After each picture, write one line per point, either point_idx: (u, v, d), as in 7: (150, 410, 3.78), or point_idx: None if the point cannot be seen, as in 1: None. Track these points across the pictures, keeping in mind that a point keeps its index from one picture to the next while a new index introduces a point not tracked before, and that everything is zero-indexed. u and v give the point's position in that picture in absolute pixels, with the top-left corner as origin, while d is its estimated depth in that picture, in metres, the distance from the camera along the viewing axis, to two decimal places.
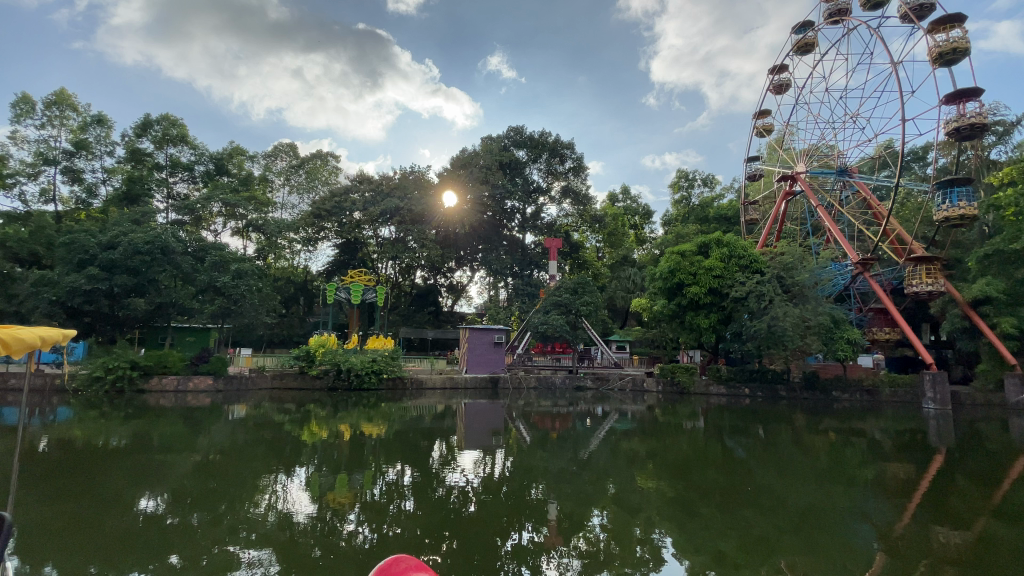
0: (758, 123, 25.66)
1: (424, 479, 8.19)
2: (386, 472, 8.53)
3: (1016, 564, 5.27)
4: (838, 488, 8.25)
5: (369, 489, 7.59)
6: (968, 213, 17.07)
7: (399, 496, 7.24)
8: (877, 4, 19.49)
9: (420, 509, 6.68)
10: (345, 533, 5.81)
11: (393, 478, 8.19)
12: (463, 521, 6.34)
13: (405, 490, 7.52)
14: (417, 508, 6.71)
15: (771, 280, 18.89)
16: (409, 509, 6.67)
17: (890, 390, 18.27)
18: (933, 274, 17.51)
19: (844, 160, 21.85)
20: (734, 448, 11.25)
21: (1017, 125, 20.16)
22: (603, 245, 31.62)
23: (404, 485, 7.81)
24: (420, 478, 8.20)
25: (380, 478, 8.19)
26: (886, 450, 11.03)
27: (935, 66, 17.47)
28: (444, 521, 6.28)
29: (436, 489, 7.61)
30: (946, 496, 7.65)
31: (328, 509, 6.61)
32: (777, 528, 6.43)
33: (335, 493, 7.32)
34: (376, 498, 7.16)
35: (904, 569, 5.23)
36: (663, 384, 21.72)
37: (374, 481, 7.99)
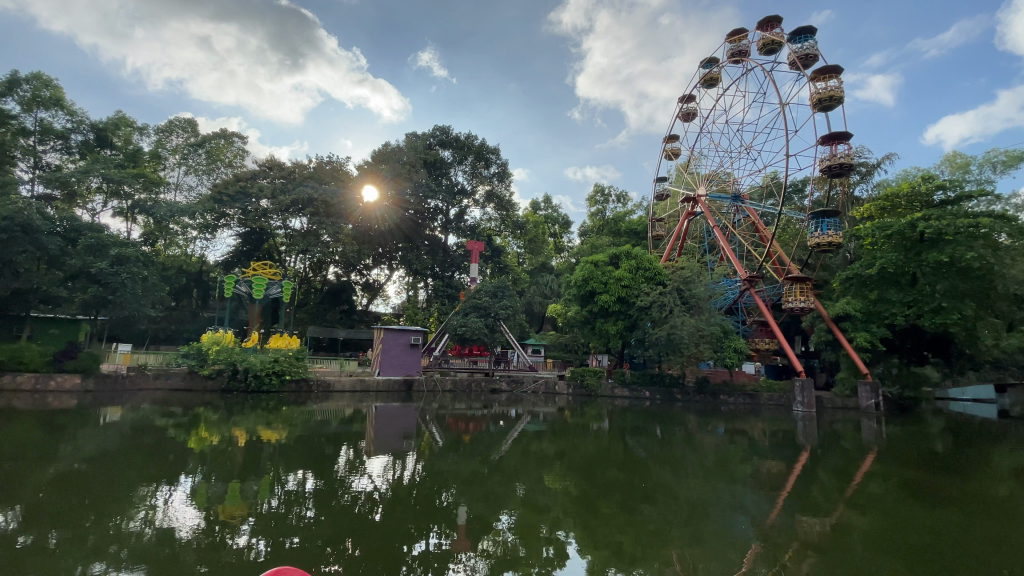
0: (666, 146, 27.68)
1: (328, 486, 7.76)
2: (285, 480, 7.97)
3: (863, 547, 6.09)
4: (723, 483, 9.07)
5: (265, 498, 7.04)
6: (834, 240, 19.65)
7: (300, 504, 6.80)
8: (771, 49, 21.89)
9: (322, 518, 6.32)
10: (237, 545, 5.34)
11: (293, 486, 7.66)
12: (369, 528, 6.10)
13: (306, 498, 7.07)
14: (319, 517, 6.34)
15: (673, 291, 20.35)
16: (310, 518, 6.29)
17: (768, 394, 20.39)
18: (805, 292, 19.90)
19: (738, 187, 24.21)
20: (635, 448, 11.94)
21: (875, 168, 23.64)
22: (523, 251, 32.23)
23: (305, 493, 7.34)
24: (324, 485, 7.76)
25: (278, 487, 7.62)
26: (763, 448, 12.33)
27: (815, 110, 19.95)
28: (349, 529, 6.01)
29: (341, 496, 7.25)
30: (810, 489, 8.70)
31: (217, 521, 6.03)
32: (670, 522, 6.89)
33: (226, 503, 6.71)
34: (273, 507, 6.67)
35: (775, 555, 5.86)
36: (574, 387, 22.52)
37: (271, 490, 7.42)
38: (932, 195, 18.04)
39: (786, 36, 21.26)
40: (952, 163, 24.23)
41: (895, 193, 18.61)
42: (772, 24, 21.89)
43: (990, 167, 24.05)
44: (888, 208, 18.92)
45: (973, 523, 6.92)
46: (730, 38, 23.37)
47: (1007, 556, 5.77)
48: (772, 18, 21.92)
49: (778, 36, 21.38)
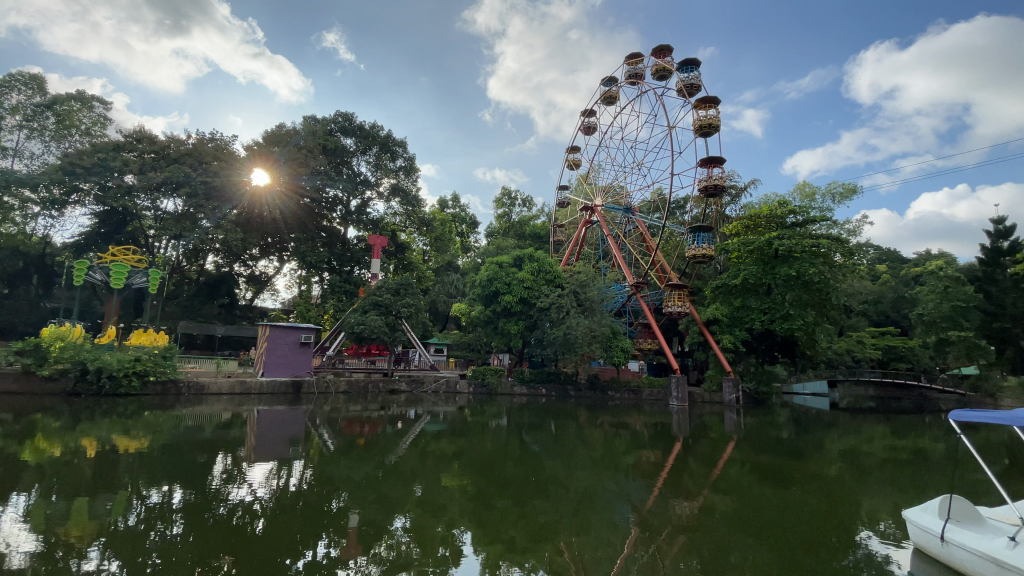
0: (569, 156, 29.04)
1: (200, 499, 7.03)
2: (147, 495, 7.08)
3: (721, 525, 6.96)
4: (608, 474, 9.79)
5: (122, 515, 6.20)
6: (707, 253, 22.06)
7: (165, 520, 6.11)
8: (663, 75, 23.97)
9: (193, 534, 5.74)
10: (83, 572, 4.66)
11: (157, 500, 6.84)
12: (248, 542, 5.65)
13: (173, 514, 6.35)
14: (188, 534, 5.72)
15: (570, 294, 21.40)
16: (178, 535, 5.68)
17: (649, 389, 22.33)
18: (683, 298, 22.08)
19: (629, 200, 26.14)
20: (530, 444, 12.41)
21: (743, 192, 26.97)
22: (429, 248, 31.76)
23: (172, 507, 6.60)
24: (194, 498, 7.01)
25: (137, 502, 6.75)
26: (644, 439, 13.51)
27: (697, 134, 22.23)
28: (224, 545, 5.51)
29: (215, 509, 6.62)
30: (682, 476, 9.72)
31: (58, 544, 5.21)
32: (559, 514, 7.28)
33: (70, 524, 5.81)
34: (130, 526, 5.90)
35: (651, 538, 6.46)
36: (474, 386, 22.71)
37: (129, 506, 6.55)
38: (785, 218, 21.03)
39: (675, 65, 23.42)
40: (802, 191, 28.40)
41: (757, 214, 21.48)
42: (664, 53, 23.98)
43: (830, 197, 28.57)
44: (751, 227, 21.76)
45: (806, 499, 8.24)
46: (628, 60, 25.16)
47: (831, 526, 6.94)
48: (664, 47, 24.01)
49: (669, 64, 23.47)
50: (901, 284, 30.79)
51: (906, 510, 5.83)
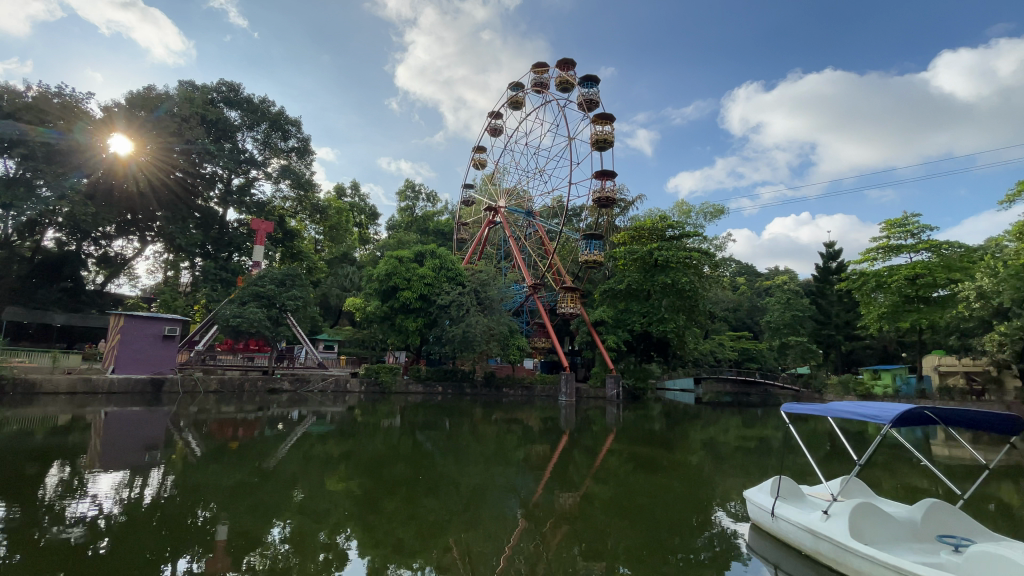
0: (475, 156, 29.17)
1: (26, 517, 5.97)
2: None
3: (600, 513, 7.50)
4: (499, 469, 10.05)
5: None
6: (597, 259, 23.49)
7: None
8: (566, 88, 25.09)
9: (17, 559, 4.87)
10: None
11: None
12: (91, 564, 4.92)
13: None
14: (8, 560, 4.84)
15: (470, 292, 21.48)
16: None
17: (541, 386, 23.23)
18: (575, 300, 23.25)
19: (530, 204, 26.88)
20: (423, 442, 12.30)
21: (632, 205, 29.21)
22: (322, 238, 29.99)
23: None
24: (18, 516, 5.95)
25: None
26: (534, 434, 14.07)
27: (595, 147, 23.59)
28: (60, 569, 4.76)
29: (48, 528, 5.68)
30: (568, 468, 10.30)
31: None
32: (449, 512, 7.32)
33: None
34: None
35: (536, 529, 6.77)
36: (365, 384, 21.83)
37: None
38: (665, 231, 23.17)
39: (577, 79, 24.63)
40: (680, 208, 31.43)
41: (643, 227, 23.48)
42: (568, 66, 25.11)
43: (703, 216, 31.98)
44: (637, 237, 23.69)
45: (673, 485, 9.17)
46: (534, 69, 25.94)
47: (692, 508, 7.80)
48: (568, 61, 25.13)
49: (571, 78, 24.61)
50: (756, 295, 35.41)
51: (748, 490, 6.74)
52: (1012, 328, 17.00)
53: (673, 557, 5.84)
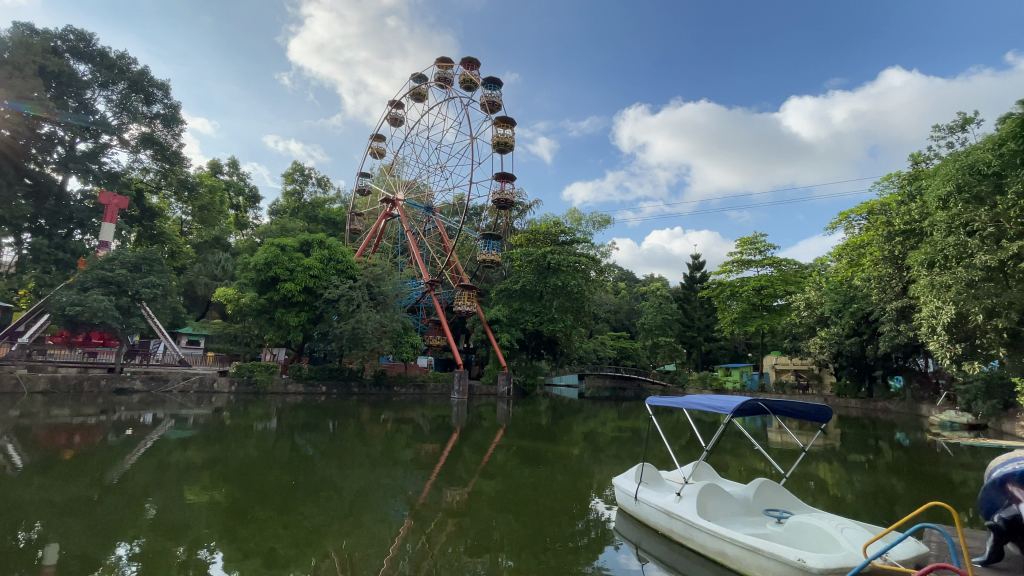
0: (372, 144, 27.97)
1: None
2: None
3: (484, 507, 7.65)
4: (384, 469, 9.78)
5: None
6: (494, 259, 23.80)
7: None
8: (469, 87, 25.14)
9: None
10: None
11: None
12: None
13: None
14: None
15: (362, 286, 20.53)
16: None
17: (433, 384, 22.98)
18: (472, 299, 23.30)
19: (431, 199, 26.40)
20: (302, 446, 11.52)
21: (528, 209, 30.15)
22: (191, 219, 26.77)
23: None
24: None
25: None
26: (424, 433, 13.88)
27: (495, 149, 23.93)
28: None
29: None
30: (456, 465, 10.34)
31: None
32: (330, 517, 6.98)
33: None
34: None
35: (421, 528, 6.70)
36: (237, 384, 19.85)
37: None
38: (558, 236, 24.30)
39: (481, 80, 24.80)
40: (572, 215, 33.12)
41: (538, 231, 24.42)
42: (472, 65, 25.16)
43: (592, 224, 34.01)
44: (533, 240, 24.55)
45: (556, 476, 9.63)
46: (438, 63, 25.59)
47: (571, 497, 8.29)
48: (472, 60, 25.17)
49: (475, 77, 24.73)
50: (633, 299, 38.58)
51: (617, 478, 7.32)
52: (829, 333, 20.47)
53: (552, 544, 6.17)
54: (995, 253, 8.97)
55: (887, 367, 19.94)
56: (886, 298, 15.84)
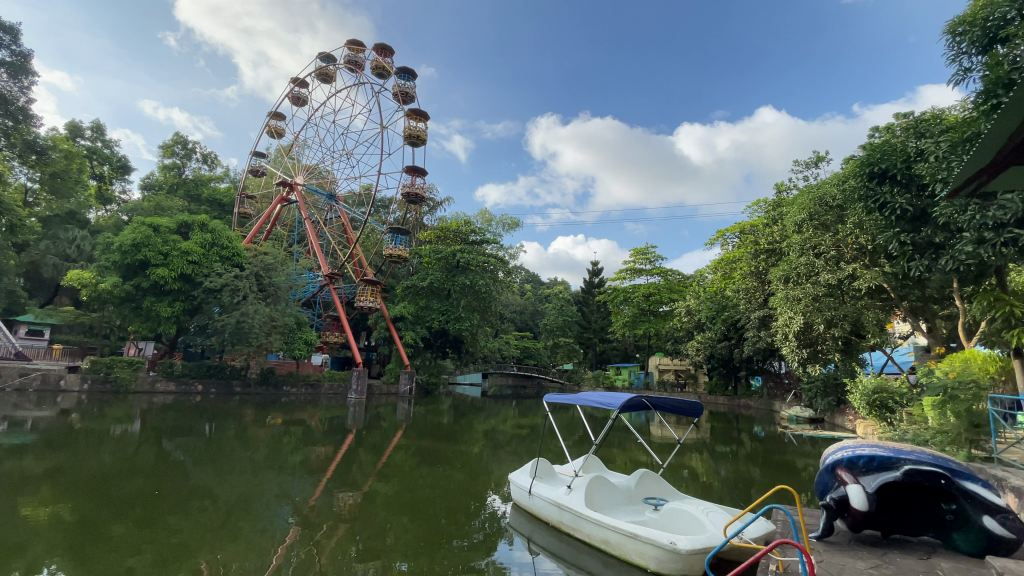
0: (270, 122, 25.85)
1: None
2: None
3: (379, 510, 7.41)
4: (269, 475, 9.08)
5: None
6: (401, 254, 23.17)
7: None
8: (381, 74, 24.23)
9: None
10: None
11: None
12: None
13: None
14: None
15: (250, 276, 18.85)
16: None
17: (328, 383, 21.72)
18: (375, 294, 22.46)
19: (334, 186, 24.97)
20: (171, 451, 10.31)
21: (439, 205, 29.80)
22: (38, 187, 22.79)
23: None
24: None
25: None
26: (316, 435, 13.12)
27: (406, 141, 23.32)
28: None
29: None
30: (349, 468, 9.90)
31: None
32: (202, 529, 6.33)
33: None
34: None
35: (309, 535, 6.33)
36: (90, 381, 17.29)
37: None
38: (468, 235, 24.29)
39: (394, 69, 24.04)
40: (483, 215, 33.30)
41: (447, 228, 24.21)
42: (385, 52, 24.28)
43: (502, 225, 34.48)
44: (442, 238, 24.31)
45: (454, 475, 9.62)
46: (349, 45, 24.37)
47: (469, 495, 8.32)
48: (385, 47, 24.29)
49: (387, 65, 23.91)
50: (537, 301, 39.75)
51: (512, 474, 7.49)
52: (705, 338, 22.76)
53: (447, 544, 6.17)
54: (835, 272, 10.58)
55: (750, 368, 22.63)
56: (752, 308, 17.94)
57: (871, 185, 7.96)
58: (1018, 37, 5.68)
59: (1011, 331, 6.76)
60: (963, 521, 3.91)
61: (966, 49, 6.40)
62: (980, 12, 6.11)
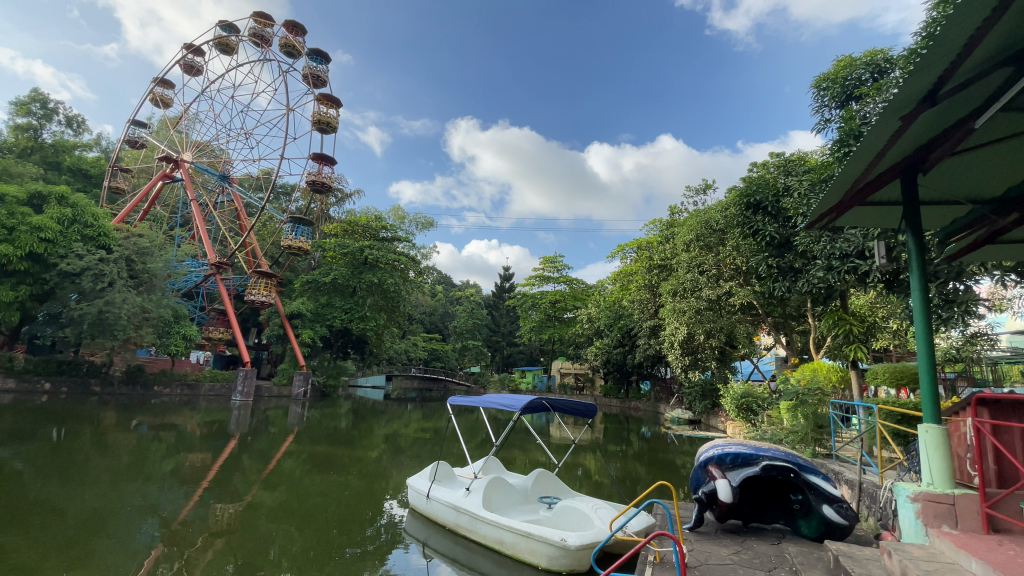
0: (155, 89, 23.05)
1: None
2: None
3: (263, 521, 6.88)
4: (133, 486, 8.05)
5: None
6: (302, 246, 21.78)
7: None
8: (290, 53, 22.69)
9: None
10: None
11: None
12: None
13: None
14: None
15: (119, 260, 16.57)
16: None
17: (209, 384, 19.65)
18: (270, 288, 20.87)
19: (228, 167, 22.83)
20: (3, 461, 8.74)
21: (347, 198, 28.47)
22: None
23: None
24: None
25: None
26: (191, 440, 11.86)
27: (314, 127, 22.04)
28: None
29: None
30: (231, 476, 9.09)
31: None
32: (43, 549, 5.45)
33: None
34: None
35: (179, 551, 5.71)
36: None
37: None
38: (378, 231, 23.44)
39: (305, 49, 22.64)
40: (395, 212, 32.38)
41: (355, 222, 23.21)
42: (296, 30, 22.76)
43: (415, 224, 33.79)
44: (349, 232, 23.26)
45: (349, 482, 9.20)
46: (255, 17, 22.51)
47: (365, 502, 8.01)
48: (297, 25, 22.79)
49: (298, 44, 22.46)
50: (448, 302, 39.47)
51: (411, 478, 7.36)
52: (603, 344, 24.09)
53: (338, 553, 5.89)
54: (715, 289, 11.77)
55: (642, 373, 24.34)
56: (645, 317, 19.33)
57: (748, 214, 8.99)
58: (866, 96, 6.73)
59: (849, 346, 7.97)
60: (807, 510, 4.50)
61: (827, 102, 7.47)
62: (841, 72, 7.18)
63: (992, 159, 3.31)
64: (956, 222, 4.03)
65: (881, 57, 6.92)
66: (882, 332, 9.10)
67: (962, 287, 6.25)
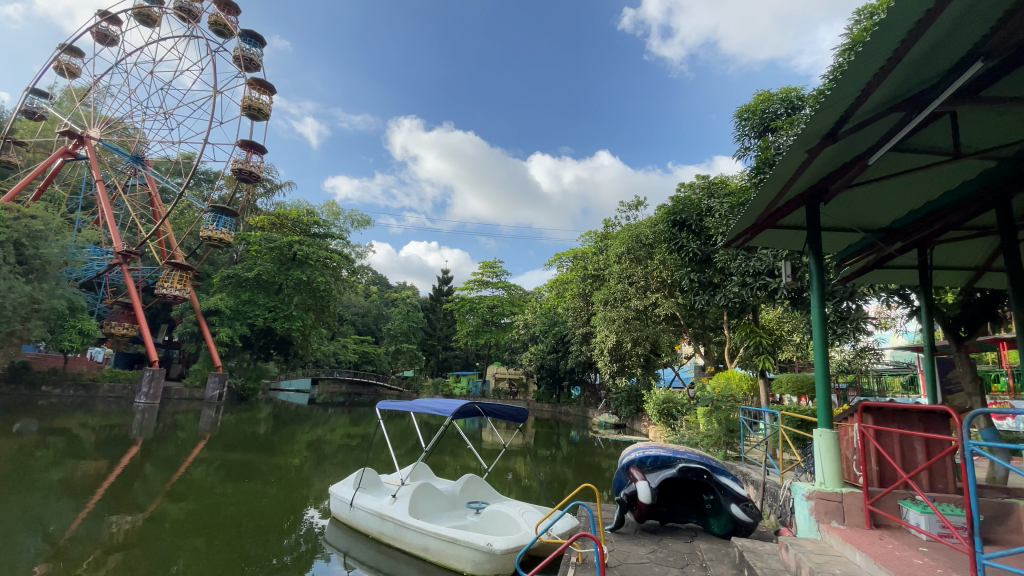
0: (60, 56, 20.74)
1: None
2: None
3: (168, 534, 6.34)
4: (9, 498, 7.11)
5: None
6: (224, 238, 20.38)
7: None
8: (220, 31, 21.25)
9: None
10: None
11: None
12: None
13: None
14: None
15: (5, 243, 14.60)
16: None
17: (109, 384, 17.83)
18: (185, 281, 19.34)
19: (142, 148, 20.94)
20: None
21: (277, 189, 26.99)
22: None
23: None
24: None
25: None
26: (85, 447, 10.69)
27: (243, 112, 20.75)
28: None
29: None
30: (130, 486, 8.29)
31: None
32: None
33: None
34: None
35: (63, 570, 5.11)
36: None
37: None
38: (310, 227, 22.40)
39: (237, 29, 21.30)
40: (329, 207, 31.11)
41: (285, 215, 22.07)
42: (229, 9, 21.37)
43: (350, 221, 32.64)
44: (277, 225, 22.07)
45: (267, 490, 8.69)
46: None
47: (284, 512, 7.60)
48: (230, 3, 21.42)
49: (230, 23, 21.10)
50: (382, 304, 38.42)
51: (334, 486, 7.07)
52: (538, 350, 24.46)
53: (251, 566, 5.53)
54: (643, 299, 12.34)
55: (573, 379, 24.95)
56: (578, 325, 19.85)
57: (674, 231, 9.54)
58: (780, 129, 7.38)
59: (759, 357, 8.65)
60: (718, 509, 4.82)
61: (747, 132, 8.10)
62: (760, 105, 7.82)
63: (881, 192, 3.72)
64: (851, 247, 4.48)
65: (794, 95, 7.61)
66: (787, 344, 9.96)
67: (854, 306, 6.97)
